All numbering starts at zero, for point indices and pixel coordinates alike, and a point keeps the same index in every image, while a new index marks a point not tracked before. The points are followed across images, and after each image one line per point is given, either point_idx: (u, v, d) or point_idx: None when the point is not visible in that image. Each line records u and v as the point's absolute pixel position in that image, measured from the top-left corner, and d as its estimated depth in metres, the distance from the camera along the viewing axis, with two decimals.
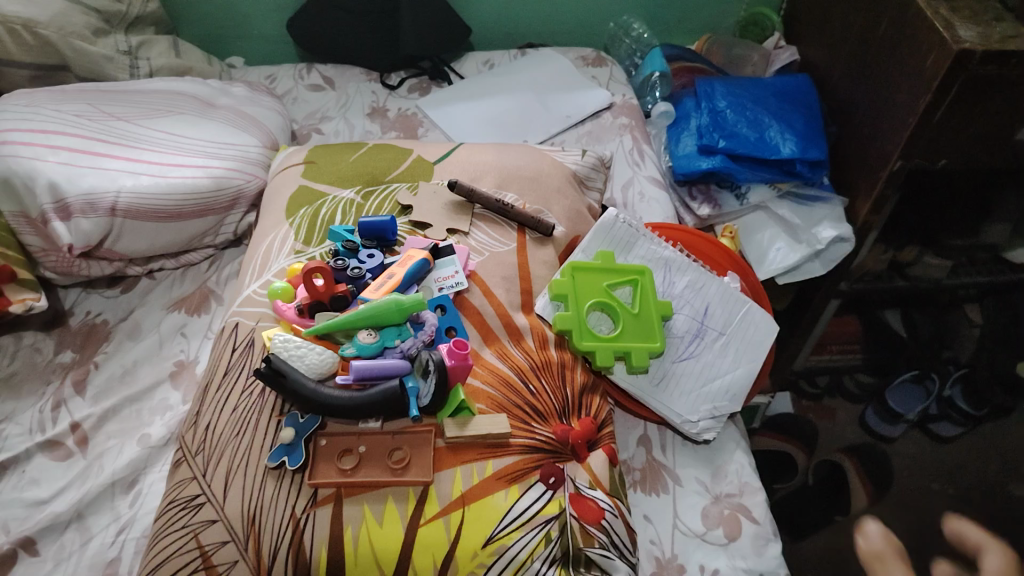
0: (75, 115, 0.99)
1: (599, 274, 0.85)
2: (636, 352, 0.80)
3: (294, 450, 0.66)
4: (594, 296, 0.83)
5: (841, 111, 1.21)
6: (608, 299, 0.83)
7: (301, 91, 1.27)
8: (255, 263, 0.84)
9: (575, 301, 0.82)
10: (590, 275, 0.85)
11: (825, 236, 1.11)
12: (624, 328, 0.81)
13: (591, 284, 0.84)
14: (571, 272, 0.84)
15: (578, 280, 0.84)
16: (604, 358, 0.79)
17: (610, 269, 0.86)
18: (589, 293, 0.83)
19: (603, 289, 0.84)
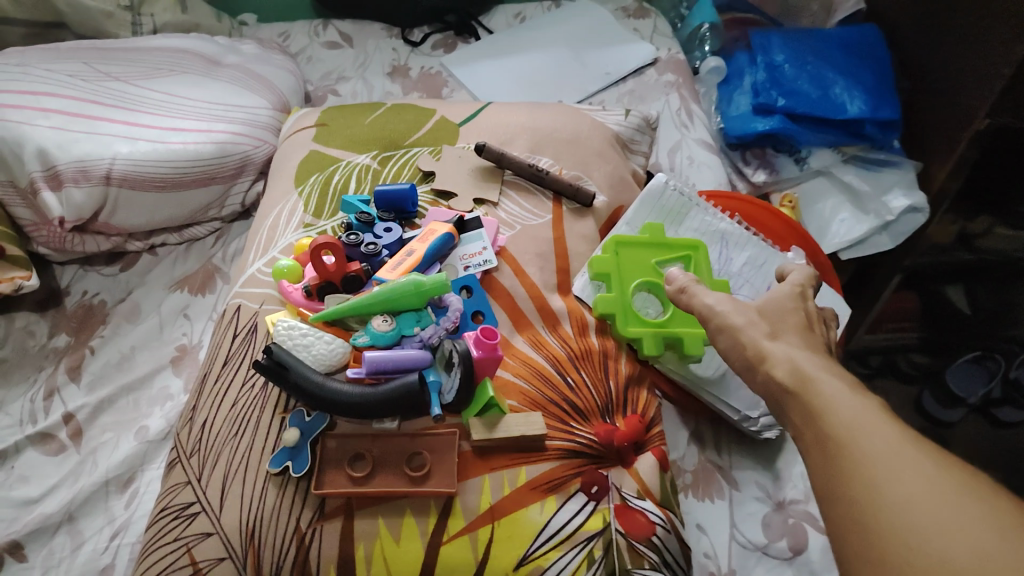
0: (69, 75, 0.91)
1: (647, 249, 0.75)
2: (687, 341, 0.70)
3: (299, 453, 0.57)
4: (642, 275, 0.73)
5: (916, 65, 1.07)
6: (657, 278, 0.73)
7: (317, 50, 1.17)
8: (260, 238, 0.76)
9: (619, 281, 0.72)
10: (637, 250, 0.75)
11: (896, 206, 0.99)
12: (675, 312, 0.72)
13: (638, 261, 0.74)
14: (614, 248, 0.74)
15: (623, 256, 0.74)
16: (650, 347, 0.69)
17: (660, 243, 0.75)
18: (636, 272, 0.73)
19: (651, 267, 0.74)
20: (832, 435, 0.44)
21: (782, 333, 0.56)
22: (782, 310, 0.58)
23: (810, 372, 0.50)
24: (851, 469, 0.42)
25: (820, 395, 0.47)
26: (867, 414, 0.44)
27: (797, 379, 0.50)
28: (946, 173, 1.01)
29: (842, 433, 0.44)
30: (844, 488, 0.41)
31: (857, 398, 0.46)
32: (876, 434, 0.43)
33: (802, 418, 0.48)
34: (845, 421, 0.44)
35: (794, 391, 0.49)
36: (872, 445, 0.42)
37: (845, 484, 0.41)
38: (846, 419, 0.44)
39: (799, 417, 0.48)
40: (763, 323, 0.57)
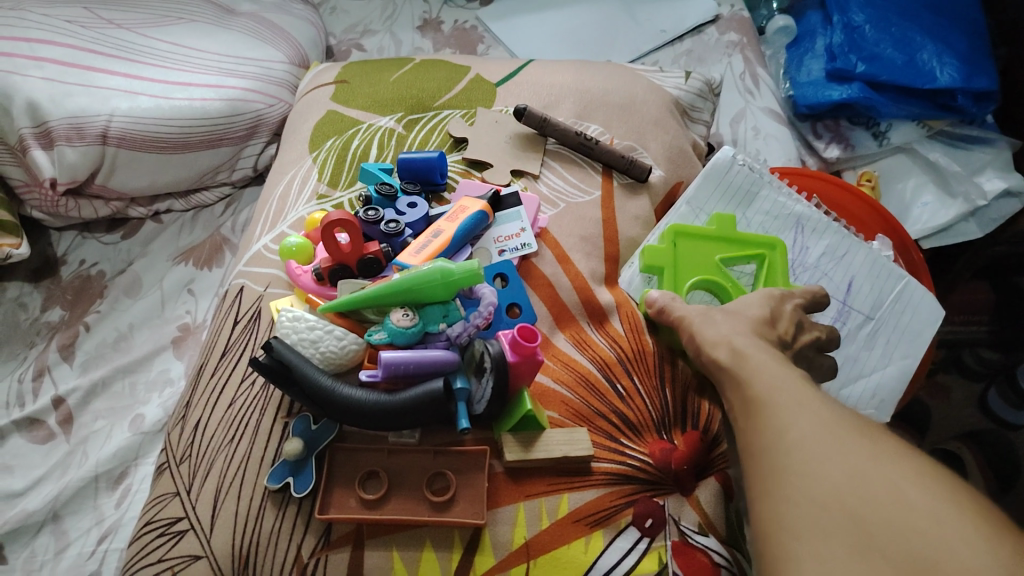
0: (66, 20, 0.82)
1: (713, 245, 0.64)
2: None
3: (302, 470, 0.49)
4: (701, 271, 0.63)
5: (1018, 28, 0.94)
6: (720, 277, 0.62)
7: (342, 0, 1.06)
8: (269, 209, 0.66)
9: (672, 277, 0.62)
10: (701, 244, 0.64)
11: (990, 189, 0.87)
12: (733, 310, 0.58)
13: (700, 256, 0.63)
14: (673, 238, 0.63)
15: (681, 249, 0.63)
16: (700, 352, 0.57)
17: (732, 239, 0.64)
18: (695, 267, 0.63)
19: (715, 264, 0.63)
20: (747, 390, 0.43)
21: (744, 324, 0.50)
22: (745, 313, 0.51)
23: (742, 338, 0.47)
24: (762, 420, 0.40)
25: (746, 359, 0.45)
26: (785, 374, 0.43)
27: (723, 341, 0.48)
28: None
29: (757, 390, 0.42)
30: (751, 437, 0.40)
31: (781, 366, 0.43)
32: (785, 389, 0.41)
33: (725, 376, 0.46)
34: (763, 378, 0.42)
35: (724, 361, 0.46)
36: (783, 398, 0.40)
37: (754, 433, 0.40)
38: (762, 376, 0.43)
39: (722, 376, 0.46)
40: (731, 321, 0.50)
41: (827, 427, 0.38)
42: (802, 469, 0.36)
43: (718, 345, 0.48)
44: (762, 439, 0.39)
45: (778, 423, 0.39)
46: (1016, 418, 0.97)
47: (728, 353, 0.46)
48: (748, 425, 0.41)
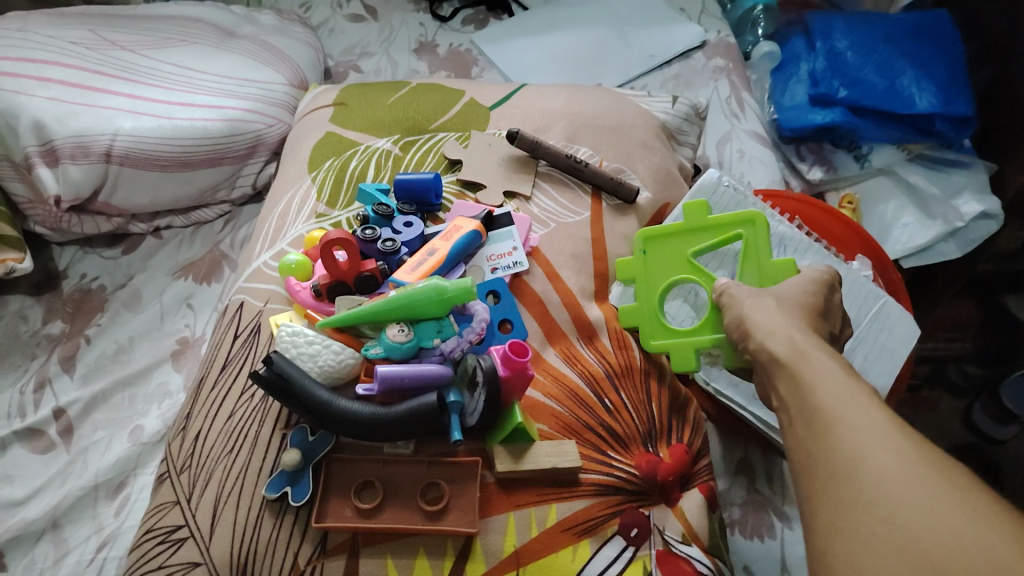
0: (72, 42, 0.84)
1: (685, 239, 0.63)
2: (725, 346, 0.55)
3: (300, 479, 0.51)
4: (673, 270, 0.62)
5: (995, 56, 0.97)
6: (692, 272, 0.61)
7: (339, 22, 1.09)
8: (268, 227, 0.69)
9: (645, 284, 0.62)
10: (671, 241, 0.63)
11: (967, 211, 0.90)
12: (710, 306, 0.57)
13: (671, 256, 0.63)
14: (644, 246, 0.63)
15: (653, 252, 0.63)
16: (676, 358, 0.58)
17: (701, 229, 0.62)
18: (671, 269, 0.62)
19: (685, 260, 0.62)
20: (806, 400, 0.38)
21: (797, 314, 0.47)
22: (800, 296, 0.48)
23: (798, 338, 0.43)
24: (824, 436, 0.36)
25: (807, 367, 0.40)
26: (856, 388, 0.38)
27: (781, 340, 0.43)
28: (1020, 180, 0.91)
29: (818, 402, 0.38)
30: (819, 463, 0.35)
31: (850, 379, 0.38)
32: (849, 399, 0.37)
33: (780, 379, 0.41)
34: (829, 391, 0.38)
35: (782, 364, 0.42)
36: (848, 413, 0.36)
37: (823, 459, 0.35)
38: (820, 383, 0.39)
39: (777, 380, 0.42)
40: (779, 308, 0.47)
41: (899, 449, 0.33)
42: (872, 500, 0.32)
43: (770, 344, 0.43)
44: (823, 459, 0.35)
45: (840, 442, 0.35)
46: (1002, 433, 0.98)
47: (787, 355, 0.42)
48: (806, 441, 0.37)
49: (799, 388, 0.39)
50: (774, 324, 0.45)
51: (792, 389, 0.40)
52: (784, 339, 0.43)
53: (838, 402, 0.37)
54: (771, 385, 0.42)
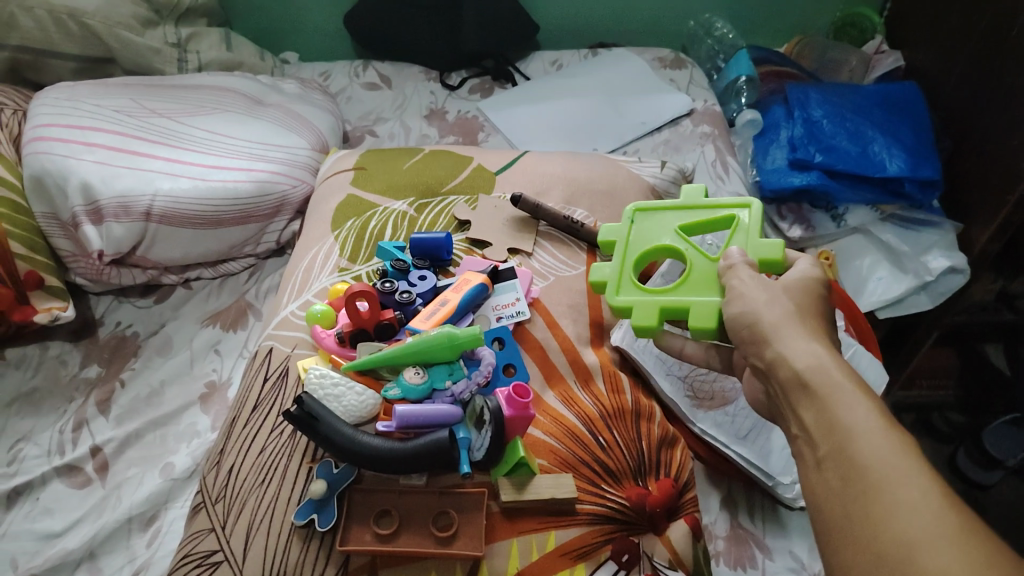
0: (115, 111, 0.93)
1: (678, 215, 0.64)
2: (690, 309, 0.55)
3: (326, 506, 0.57)
4: (655, 240, 0.62)
5: (957, 123, 1.06)
6: (675, 242, 0.61)
7: (356, 90, 1.19)
8: (295, 280, 0.76)
9: (623, 249, 0.63)
10: (662, 216, 0.64)
11: (935, 266, 0.97)
12: (689, 272, 0.57)
13: (657, 227, 0.63)
14: (632, 216, 0.65)
15: (640, 223, 0.64)
16: (640, 316, 0.57)
17: (695, 205, 0.63)
18: (652, 237, 0.63)
19: (671, 231, 0.62)
20: (839, 440, 0.37)
21: (814, 317, 0.44)
22: (811, 286, 0.47)
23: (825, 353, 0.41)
24: (865, 495, 0.35)
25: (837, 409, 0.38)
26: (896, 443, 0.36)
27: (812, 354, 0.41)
28: (986, 237, 0.97)
29: (856, 455, 0.36)
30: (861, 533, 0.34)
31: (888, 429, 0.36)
32: (883, 441, 0.36)
33: (811, 413, 0.39)
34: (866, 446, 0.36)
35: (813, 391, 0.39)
36: (884, 460, 0.35)
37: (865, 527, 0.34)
38: (852, 418, 0.37)
39: (797, 401, 0.40)
40: (800, 307, 0.45)
41: (942, 515, 0.32)
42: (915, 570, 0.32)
43: (791, 359, 0.41)
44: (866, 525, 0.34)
45: (880, 495, 0.34)
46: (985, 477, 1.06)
47: (815, 385, 0.39)
48: (840, 488, 0.36)
49: (829, 421, 0.38)
50: (792, 332, 0.43)
51: (821, 423, 0.38)
52: (811, 352, 0.41)
53: (878, 448, 0.35)
54: (795, 413, 0.40)
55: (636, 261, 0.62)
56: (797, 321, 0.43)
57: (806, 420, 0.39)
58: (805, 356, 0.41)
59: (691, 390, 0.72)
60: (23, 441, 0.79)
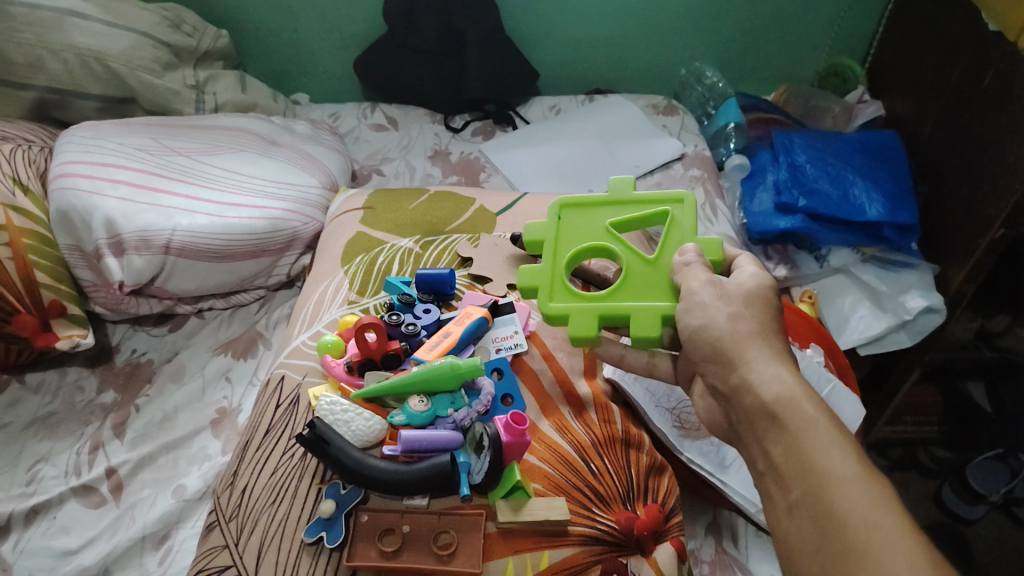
0: (137, 149, 0.98)
1: (606, 209, 0.69)
2: (632, 316, 0.60)
3: (334, 525, 0.61)
4: (585, 239, 0.67)
5: (933, 170, 1.12)
6: (606, 241, 0.66)
7: (364, 131, 1.25)
8: (306, 312, 0.80)
9: (555, 247, 0.67)
10: (588, 211, 0.69)
11: (913, 305, 1.02)
12: (625, 279, 0.63)
13: (585, 224, 0.68)
14: (559, 212, 0.69)
15: (568, 220, 0.68)
16: (581, 322, 0.62)
17: (621, 202, 0.68)
18: (581, 235, 0.67)
19: (601, 228, 0.67)
20: (812, 483, 0.40)
21: (774, 336, 0.49)
22: (771, 307, 0.51)
23: (792, 382, 0.45)
24: (850, 551, 0.37)
25: (819, 461, 0.41)
26: (880, 500, 0.38)
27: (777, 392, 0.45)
28: (961, 279, 1.02)
29: (842, 510, 0.38)
30: None
31: (871, 486, 0.39)
32: (860, 491, 0.39)
33: (793, 462, 0.42)
34: (850, 500, 0.38)
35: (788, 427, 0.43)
36: (850, 499, 0.38)
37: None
38: (834, 469, 0.40)
39: (766, 438, 0.44)
40: (763, 329, 0.49)
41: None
42: None
43: (758, 388, 0.45)
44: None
45: (862, 552, 0.37)
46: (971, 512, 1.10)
47: (792, 422, 0.43)
48: (810, 525, 0.39)
49: (796, 461, 0.42)
50: (760, 357, 0.47)
51: (803, 474, 0.41)
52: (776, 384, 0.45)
53: (843, 482, 0.39)
54: (772, 455, 0.43)
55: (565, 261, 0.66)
56: (759, 340, 0.48)
57: (775, 461, 0.43)
58: (771, 391, 0.45)
59: (678, 421, 0.75)
60: (41, 462, 0.82)
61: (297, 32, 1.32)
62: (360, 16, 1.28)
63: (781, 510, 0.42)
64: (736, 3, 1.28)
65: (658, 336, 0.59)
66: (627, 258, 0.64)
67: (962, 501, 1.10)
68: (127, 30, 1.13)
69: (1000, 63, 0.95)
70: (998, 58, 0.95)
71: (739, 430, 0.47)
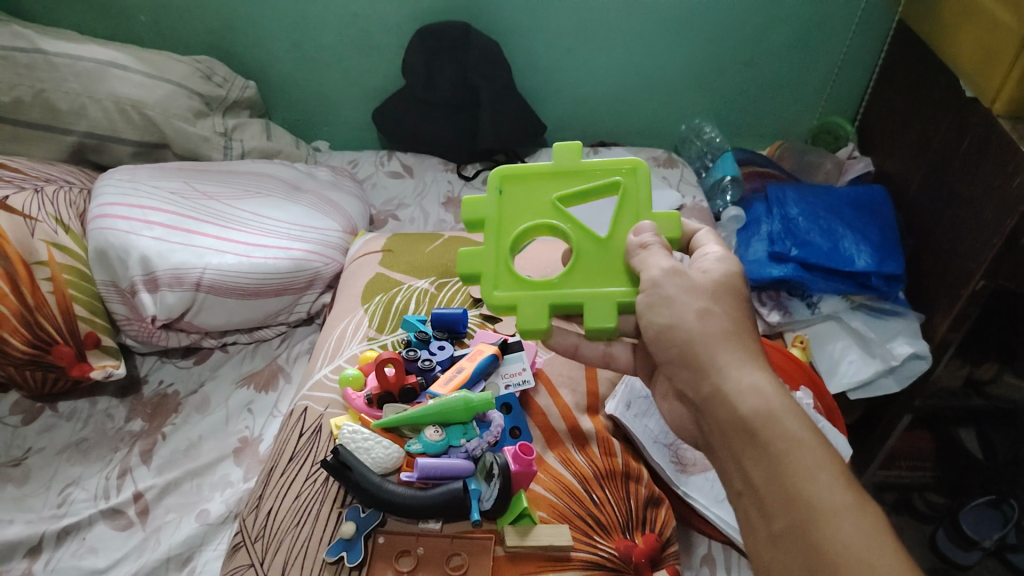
0: (171, 193, 1.04)
1: (549, 180, 0.70)
2: (587, 307, 0.64)
3: (354, 545, 0.65)
4: (530, 215, 0.69)
5: (918, 224, 1.18)
6: (553, 218, 0.68)
7: (381, 178, 1.34)
8: (328, 347, 0.86)
9: (500, 225, 0.69)
10: (531, 185, 0.70)
11: (900, 352, 1.07)
12: (575, 266, 0.66)
13: (530, 200, 0.69)
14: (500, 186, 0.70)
15: (510, 195, 0.70)
16: (534, 309, 0.65)
17: (565, 174, 0.70)
18: (525, 211, 0.69)
19: (545, 204, 0.69)
20: (801, 510, 0.44)
21: (743, 335, 0.54)
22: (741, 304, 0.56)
23: (774, 405, 0.49)
24: None
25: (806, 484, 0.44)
26: (871, 530, 0.42)
27: (759, 415, 0.48)
28: (947, 326, 1.07)
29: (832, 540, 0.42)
30: None
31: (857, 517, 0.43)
32: (849, 521, 0.42)
33: (780, 488, 0.45)
34: (840, 528, 0.42)
35: (772, 448, 0.47)
36: (838, 529, 0.42)
37: None
38: (823, 499, 0.44)
39: (749, 462, 0.48)
40: (732, 327, 0.54)
41: None
42: None
43: (738, 405, 0.49)
44: None
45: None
46: (967, 558, 1.14)
47: (778, 445, 0.47)
48: (795, 556, 0.43)
49: (780, 491, 0.45)
50: (737, 368, 0.51)
51: (790, 500, 0.45)
52: (754, 406, 0.49)
53: (828, 513, 0.43)
54: (755, 472, 0.47)
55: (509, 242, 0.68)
56: (728, 342, 0.53)
57: (757, 488, 0.47)
58: (755, 418, 0.48)
59: (675, 457, 0.79)
60: (73, 485, 0.87)
61: (321, 85, 1.40)
62: (379, 70, 1.37)
63: (764, 540, 0.46)
64: (732, 65, 1.36)
65: (613, 325, 0.63)
66: (575, 240, 0.67)
67: (957, 548, 1.15)
68: (164, 81, 1.21)
69: (978, 126, 1.01)
70: (976, 121, 1.02)
71: (714, 439, 0.52)
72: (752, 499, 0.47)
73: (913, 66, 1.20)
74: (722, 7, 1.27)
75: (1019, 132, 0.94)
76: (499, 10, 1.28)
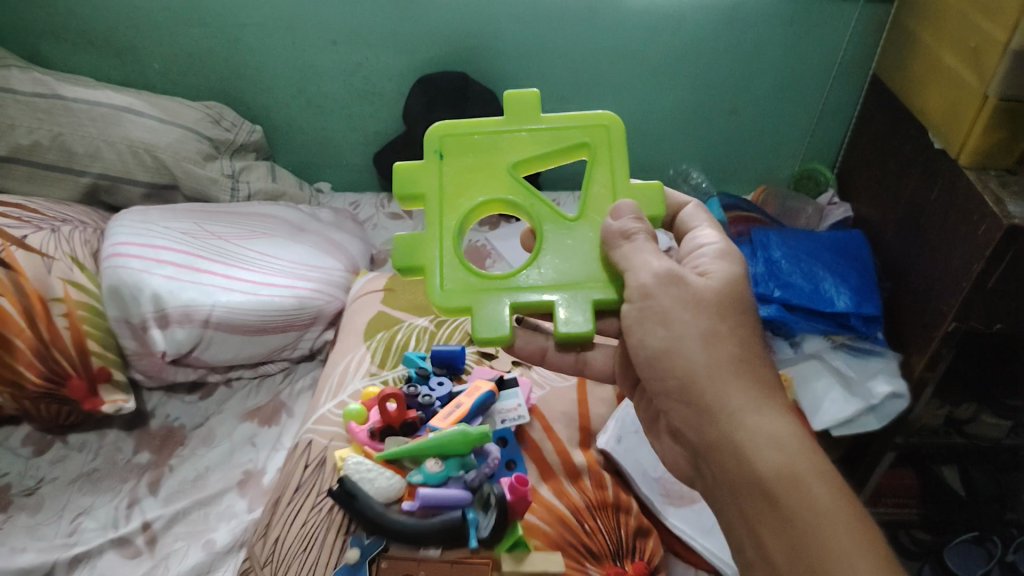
0: (181, 233, 1.08)
1: (504, 146, 0.69)
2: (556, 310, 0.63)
3: (357, 570, 0.70)
4: (487, 187, 0.68)
5: (894, 267, 1.24)
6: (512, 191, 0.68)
7: (382, 219, 1.40)
8: (332, 382, 0.90)
9: (454, 197, 0.67)
10: (484, 151, 0.69)
11: (879, 391, 1.11)
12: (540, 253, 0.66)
13: (486, 169, 0.68)
14: (453, 156, 0.69)
15: (463, 163, 0.69)
16: (497, 305, 0.64)
17: (520, 139, 0.69)
18: (481, 183, 0.68)
19: (503, 174, 0.68)
20: None
21: (740, 361, 0.56)
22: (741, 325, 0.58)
23: (801, 472, 0.51)
24: None
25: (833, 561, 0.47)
26: None
27: (783, 485, 0.51)
28: (921, 365, 1.11)
29: None
30: None
31: None
32: None
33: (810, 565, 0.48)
34: None
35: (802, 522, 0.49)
36: None
37: None
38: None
39: (770, 533, 0.50)
40: (723, 353, 0.56)
41: None
42: None
43: (760, 470, 0.52)
44: None
45: None
46: None
47: (806, 519, 0.49)
48: None
49: (803, 562, 0.48)
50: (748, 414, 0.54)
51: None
52: (780, 472, 0.51)
53: None
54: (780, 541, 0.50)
55: (462, 220, 0.67)
56: (719, 369, 0.56)
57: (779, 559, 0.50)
58: (780, 488, 0.51)
59: (663, 489, 0.82)
60: (82, 515, 0.90)
61: (324, 129, 1.46)
62: (381, 116, 1.43)
63: None
64: (716, 113, 1.43)
65: (591, 333, 0.62)
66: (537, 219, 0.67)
67: None
68: (174, 125, 1.27)
69: (947, 174, 1.07)
70: (945, 170, 1.08)
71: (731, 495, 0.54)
72: (769, 569, 0.50)
73: (885, 118, 1.28)
74: (704, 61, 1.35)
75: (983, 183, 1.00)
76: (495, 60, 1.35)
